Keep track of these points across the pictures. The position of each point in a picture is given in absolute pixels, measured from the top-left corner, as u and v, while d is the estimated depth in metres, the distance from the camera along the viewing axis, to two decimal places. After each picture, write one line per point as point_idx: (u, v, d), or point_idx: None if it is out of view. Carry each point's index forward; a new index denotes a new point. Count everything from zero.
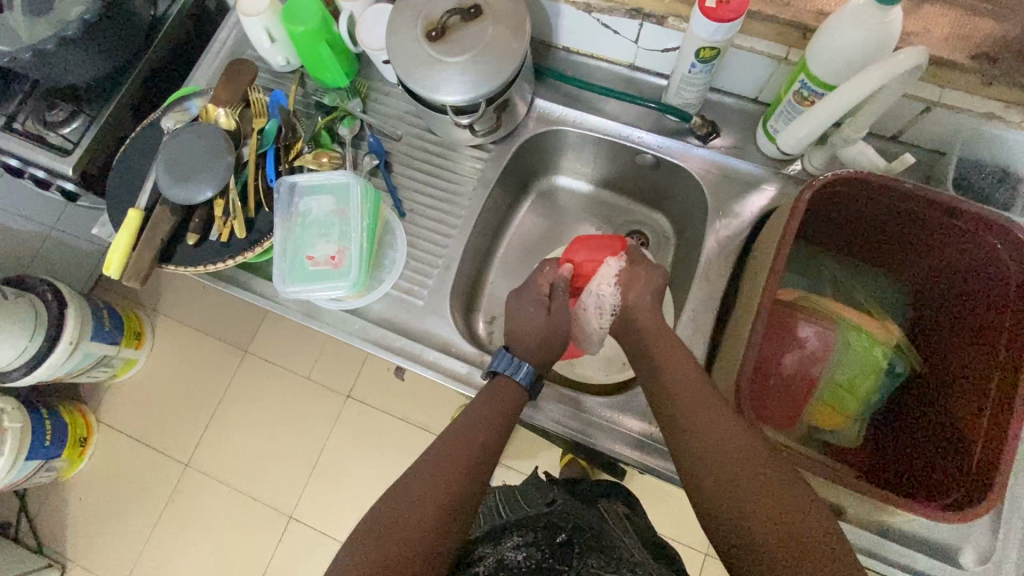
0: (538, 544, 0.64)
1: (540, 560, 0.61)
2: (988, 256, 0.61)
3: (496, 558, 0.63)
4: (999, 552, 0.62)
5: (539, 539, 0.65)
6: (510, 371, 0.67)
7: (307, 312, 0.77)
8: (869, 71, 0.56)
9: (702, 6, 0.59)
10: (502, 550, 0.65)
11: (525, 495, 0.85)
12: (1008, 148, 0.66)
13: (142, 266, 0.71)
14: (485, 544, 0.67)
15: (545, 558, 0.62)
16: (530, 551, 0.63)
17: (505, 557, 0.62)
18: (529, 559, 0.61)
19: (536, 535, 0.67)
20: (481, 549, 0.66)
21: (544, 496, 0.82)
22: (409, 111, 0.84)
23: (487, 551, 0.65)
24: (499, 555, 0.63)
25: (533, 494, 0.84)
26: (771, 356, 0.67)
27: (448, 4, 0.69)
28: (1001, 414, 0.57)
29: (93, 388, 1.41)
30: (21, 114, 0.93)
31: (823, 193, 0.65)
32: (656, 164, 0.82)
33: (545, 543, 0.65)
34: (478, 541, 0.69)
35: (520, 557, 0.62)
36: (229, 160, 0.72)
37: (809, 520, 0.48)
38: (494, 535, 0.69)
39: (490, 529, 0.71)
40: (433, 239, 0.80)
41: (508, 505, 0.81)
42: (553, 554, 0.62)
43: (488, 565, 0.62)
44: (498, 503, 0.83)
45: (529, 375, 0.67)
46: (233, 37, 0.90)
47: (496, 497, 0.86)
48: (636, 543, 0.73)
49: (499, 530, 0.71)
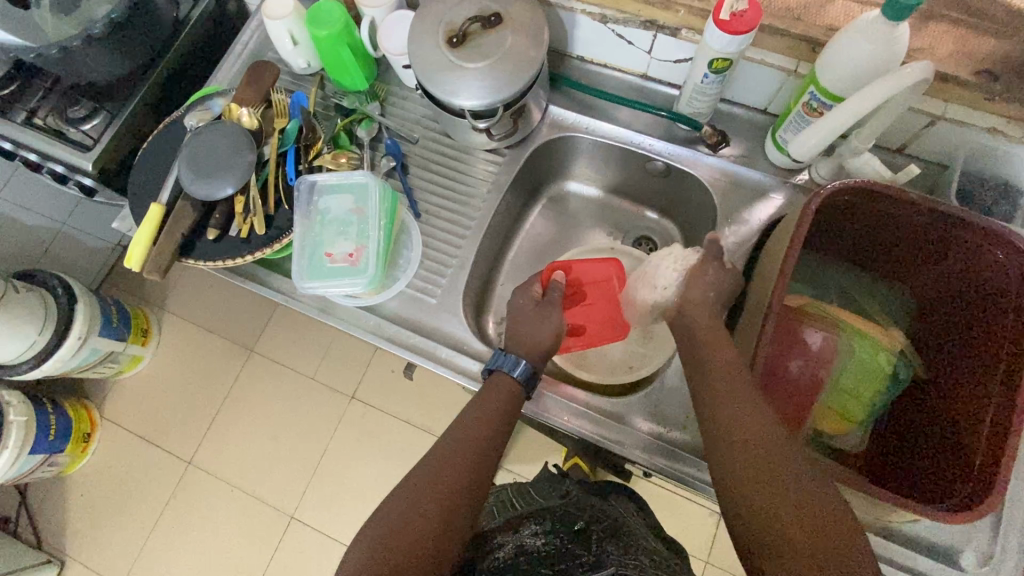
0: (556, 531, 0.67)
1: (558, 545, 0.64)
2: (991, 265, 0.63)
3: (515, 545, 0.65)
4: (1000, 555, 0.63)
5: (556, 528, 0.68)
6: (508, 368, 0.69)
7: (322, 307, 0.78)
8: (877, 83, 0.57)
9: (717, 18, 0.61)
10: (520, 537, 0.66)
11: (537, 491, 0.86)
12: (1008, 162, 0.69)
13: (163, 259, 0.73)
14: (503, 531, 0.69)
15: (563, 543, 0.64)
16: (549, 537, 0.66)
17: (524, 544, 0.65)
18: (548, 544, 0.64)
19: (553, 524, 0.69)
20: (500, 536, 0.68)
21: (557, 490, 0.84)
22: (426, 115, 0.87)
23: (506, 538, 0.67)
24: (518, 542, 0.65)
25: (546, 489, 0.86)
26: (777, 359, 0.69)
27: (469, 12, 0.72)
28: (1003, 418, 0.58)
29: (98, 384, 1.41)
30: (42, 109, 0.95)
31: (831, 200, 0.66)
32: (666, 172, 0.84)
33: (562, 530, 0.67)
34: (495, 530, 0.70)
35: (538, 544, 0.64)
36: (250, 159, 0.74)
37: (820, 505, 0.49)
38: (510, 524, 0.72)
39: (507, 519, 0.74)
40: (447, 240, 0.82)
41: (523, 500, 0.83)
42: (571, 540, 0.65)
43: (509, 551, 0.63)
44: (510, 498, 0.85)
45: (525, 371, 0.68)
46: (255, 40, 0.93)
47: (508, 492, 0.88)
48: (649, 534, 0.76)
49: (516, 518, 0.73)
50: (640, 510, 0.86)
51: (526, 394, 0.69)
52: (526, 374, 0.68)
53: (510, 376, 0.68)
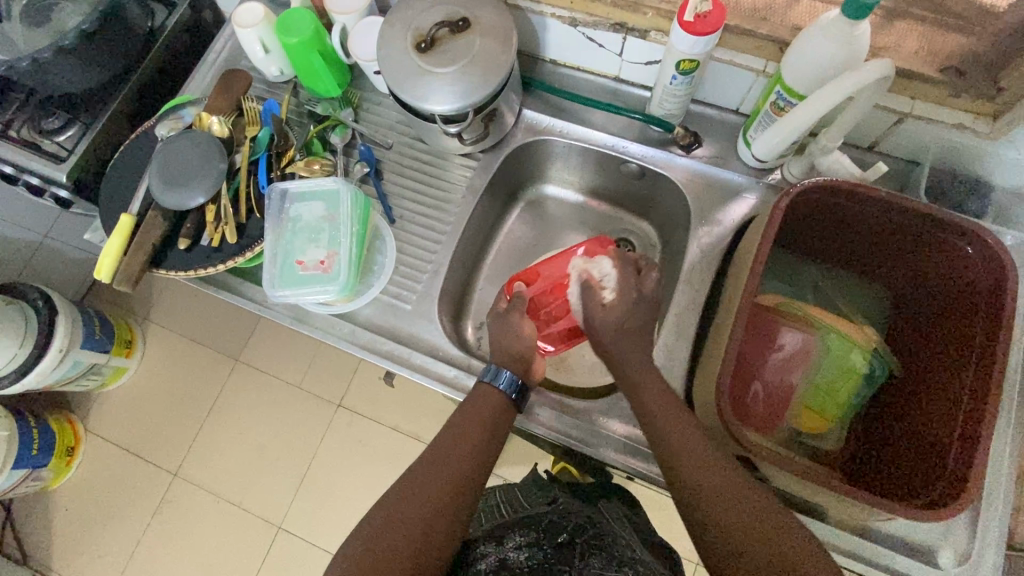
0: (539, 543, 0.66)
1: (541, 559, 0.63)
2: (962, 260, 0.64)
3: (497, 558, 0.64)
4: (977, 553, 0.63)
5: (541, 540, 0.66)
6: (490, 378, 0.67)
7: (296, 316, 0.78)
8: (839, 80, 0.57)
9: (681, 20, 0.61)
10: (503, 550, 0.66)
11: (526, 495, 0.85)
12: (977, 158, 0.69)
13: (133, 269, 0.72)
14: (487, 542, 0.69)
15: (546, 558, 0.63)
16: (532, 551, 0.64)
17: (506, 557, 0.64)
18: (530, 559, 0.62)
19: (538, 536, 0.68)
20: (484, 547, 0.67)
21: (546, 495, 0.83)
22: (399, 120, 0.86)
23: (489, 550, 0.66)
24: (500, 554, 0.65)
25: (535, 494, 0.84)
26: (751, 359, 0.69)
27: (437, 17, 0.71)
28: (974, 414, 0.59)
29: (82, 397, 1.40)
30: (16, 122, 0.94)
31: (801, 198, 0.66)
32: (641, 174, 0.84)
33: (546, 543, 0.66)
34: (480, 540, 0.70)
35: (520, 558, 0.63)
36: (221, 167, 0.74)
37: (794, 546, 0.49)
38: (496, 534, 0.71)
39: (492, 529, 0.73)
40: (422, 244, 0.81)
41: (510, 505, 0.82)
42: (555, 552, 0.64)
43: (490, 564, 0.63)
44: (499, 502, 0.85)
45: (510, 382, 0.67)
46: (228, 48, 0.92)
47: (497, 496, 0.87)
48: (640, 543, 0.74)
49: (501, 528, 0.72)
50: (630, 513, 0.85)
51: (517, 408, 0.67)
52: (514, 387, 0.67)
53: (500, 393, 0.66)
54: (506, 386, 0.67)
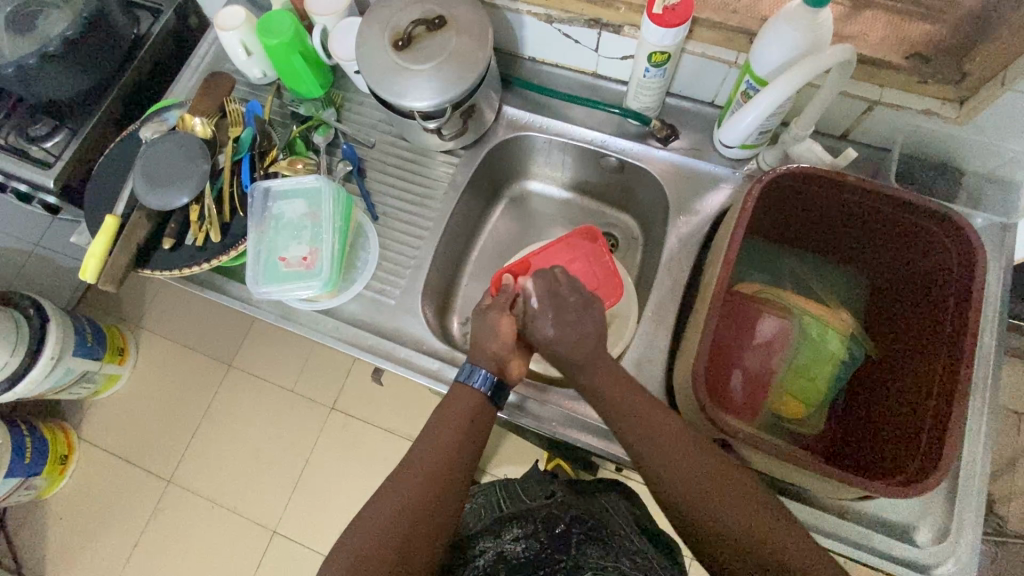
0: (537, 534, 0.67)
1: (539, 550, 0.63)
2: (934, 243, 0.65)
3: (496, 552, 0.65)
4: (955, 530, 0.64)
5: (539, 530, 0.67)
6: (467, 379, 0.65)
7: (281, 312, 0.78)
8: (802, 65, 0.58)
9: (651, 12, 0.63)
10: (502, 542, 0.67)
11: (525, 488, 0.86)
12: (947, 143, 0.71)
13: (118, 269, 0.73)
14: (487, 536, 0.69)
15: (544, 547, 0.64)
16: (530, 542, 0.65)
17: (505, 550, 0.65)
18: (529, 551, 0.63)
19: (537, 525, 0.69)
20: (484, 541, 0.68)
21: (545, 490, 0.83)
22: (382, 119, 0.88)
23: (489, 545, 0.67)
24: (499, 548, 0.66)
25: (533, 488, 0.85)
26: (730, 345, 0.69)
27: (414, 15, 0.73)
28: (948, 393, 0.60)
29: (75, 405, 1.40)
30: (4, 130, 0.96)
31: (774, 185, 0.67)
32: (621, 168, 0.85)
33: (544, 533, 0.67)
34: (479, 535, 0.71)
35: (519, 551, 0.64)
36: (203, 167, 0.75)
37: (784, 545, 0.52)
38: (496, 525, 0.71)
39: (492, 521, 0.74)
40: (405, 240, 0.82)
41: (508, 497, 0.83)
42: (552, 542, 0.64)
43: (490, 560, 0.64)
44: (497, 496, 0.86)
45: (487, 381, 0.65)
46: (213, 52, 0.93)
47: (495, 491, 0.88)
48: (638, 531, 0.75)
49: (500, 520, 0.73)
50: (628, 504, 0.85)
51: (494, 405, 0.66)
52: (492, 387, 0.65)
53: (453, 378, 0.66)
54: (483, 385, 0.65)
